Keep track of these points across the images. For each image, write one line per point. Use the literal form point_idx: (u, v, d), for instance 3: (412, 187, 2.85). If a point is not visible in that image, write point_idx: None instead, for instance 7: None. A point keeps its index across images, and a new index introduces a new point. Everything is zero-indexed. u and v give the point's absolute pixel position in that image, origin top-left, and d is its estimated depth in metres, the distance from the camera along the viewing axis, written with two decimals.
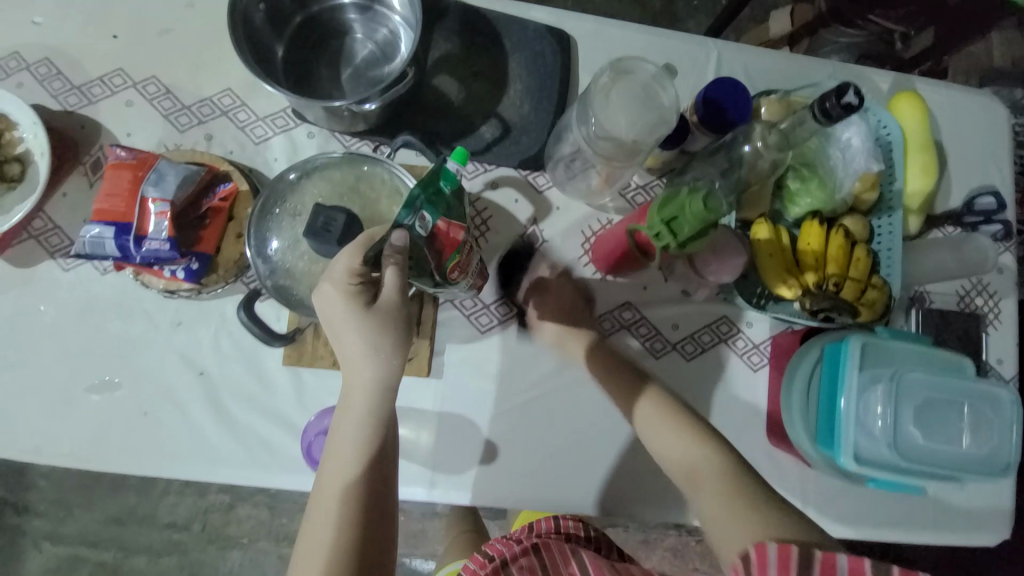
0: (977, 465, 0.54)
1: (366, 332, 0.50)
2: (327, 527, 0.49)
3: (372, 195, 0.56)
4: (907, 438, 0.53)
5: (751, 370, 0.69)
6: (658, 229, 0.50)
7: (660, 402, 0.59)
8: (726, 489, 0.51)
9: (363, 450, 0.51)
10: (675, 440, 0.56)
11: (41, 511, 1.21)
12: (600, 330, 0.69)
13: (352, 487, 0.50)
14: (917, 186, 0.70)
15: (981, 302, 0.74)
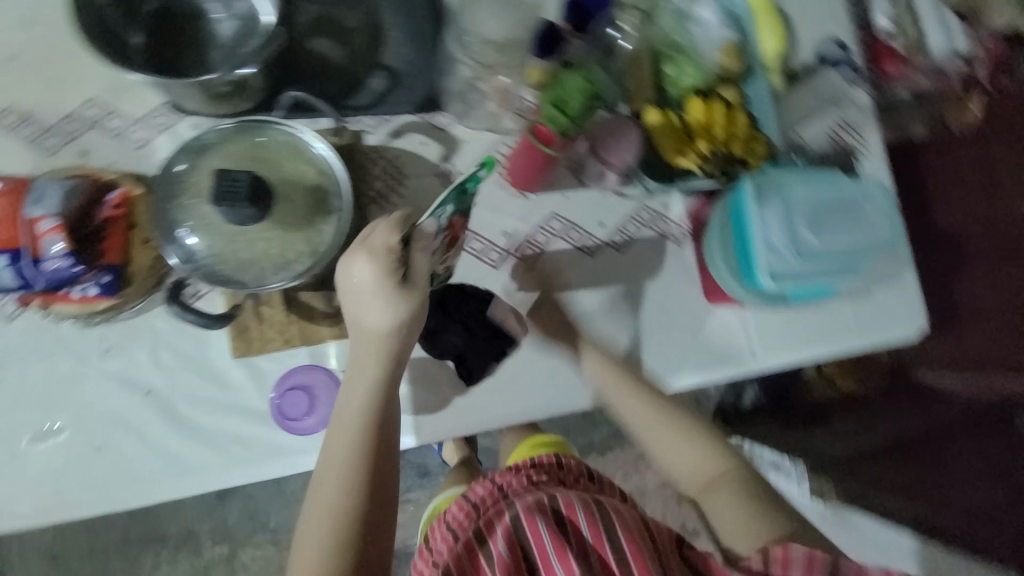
0: (860, 257, 0.65)
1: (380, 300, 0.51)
2: (335, 488, 0.54)
3: (274, 159, 0.55)
4: (806, 245, 0.63)
5: (678, 245, 0.75)
6: (552, 109, 0.63)
7: (614, 371, 0.69)
8: (712, 445, 0.72)
9: (361, 429, 0.55)
10: (685, 455, 0.72)
11: None
12: (536, 245, 0.72)
13: (352, 454, 0.55)
14: (771, 48, 0.78)
15: (850, 138, 0.84)
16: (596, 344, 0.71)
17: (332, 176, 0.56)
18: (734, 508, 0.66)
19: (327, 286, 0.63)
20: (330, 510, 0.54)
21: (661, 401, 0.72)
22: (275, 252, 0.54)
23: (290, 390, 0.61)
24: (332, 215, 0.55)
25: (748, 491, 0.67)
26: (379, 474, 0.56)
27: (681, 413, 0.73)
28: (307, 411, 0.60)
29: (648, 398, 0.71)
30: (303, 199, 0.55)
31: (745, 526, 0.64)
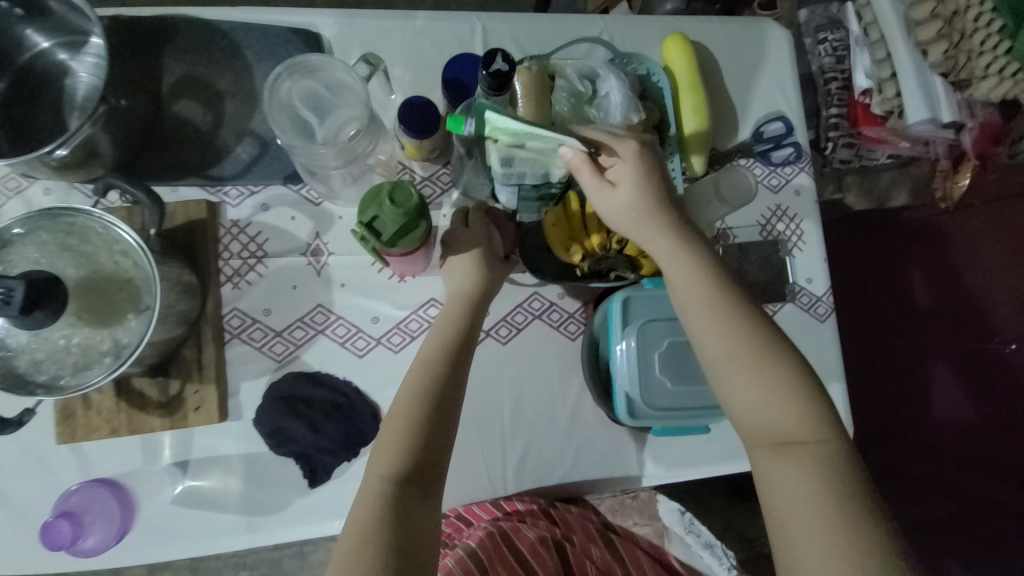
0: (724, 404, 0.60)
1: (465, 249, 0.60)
2: (396, 443, 0.50)
3: (86, 250, 0.51)
4: (662, 383, 0.60)
5: (568, 340, 0.70)
6: (358, 229, 0.47)
7: (697, 280, 0.53)
8: (806, 419, 0.50)
9: (422, 393, 0.52)
10: (769, 403, 0.50)
11: None
12: (408, 332, 0.67)
13: (428, 407, 0.51)
14: (691, 128, 0.70)
15: (783, 227, 0.76)
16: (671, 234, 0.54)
17: (146, 272, 0.51)
18: (799, 476, 0.48)
19: (164, 373, 0.60)
20: (387, 461, 0.49)
21: (741, 323, 0.52)
22: (78, 351, 0.50)
23: (66, 511, 0.57)
24: (143, 313, 0.51)
25: (829, 483, 0.47)
26: (429, 452, 0.50)
27: (771, 341, 0.52)
28: (75, 535, 0.56)
29: (726, 308, 0.52)
30: (113, 295, 0.51)
31: (820, 507, 0.47)
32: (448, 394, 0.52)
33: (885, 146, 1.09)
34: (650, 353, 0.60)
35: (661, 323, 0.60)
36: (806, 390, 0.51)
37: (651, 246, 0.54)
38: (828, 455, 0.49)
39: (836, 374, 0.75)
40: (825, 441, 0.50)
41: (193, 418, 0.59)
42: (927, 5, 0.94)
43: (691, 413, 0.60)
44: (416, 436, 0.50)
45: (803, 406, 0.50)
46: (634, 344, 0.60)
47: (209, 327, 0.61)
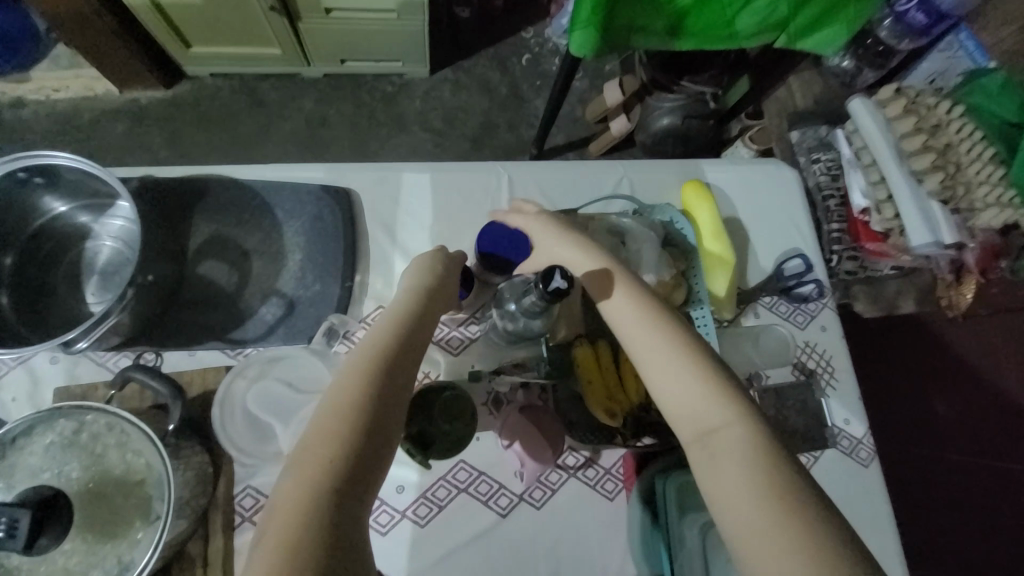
0: None
1: (405, 283, 0.55)
2: (300, 485, 0.39)
3: (97, 448, 0.47)
4: None
5: (609, 501, 0.65)
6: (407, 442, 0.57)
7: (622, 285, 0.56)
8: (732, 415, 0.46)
9: (325, 461, 0.40)
10: (689, 391, 0.48)
11: None
12: (435, 501, 0.62)
13: (317, 471, 0.40)
14: (719, 274, 0.71)
15: (814, 364, 0.76)
16: (572, 240, 0.60)
17: (160, 471, 0.47)
18: (730, 465, 0.44)
19: (164, 571, 0.53)
20: (300, 508, 0.38)
21: (640, 301, 0.54)
22: (75, 573, 0.44)
23: None
24: (153, 521, 0.46)
25: (756, 472, 0.43)
26: (339, 516, 0.38)
27: (668, 316, 0.53)
28: None
29: (619, 283, 0.56)
30: (122, 501, 0.46)
31: (762, 493, 0.42)
32: (361, 474, 0.41)
33: (887, 259, 1.12)
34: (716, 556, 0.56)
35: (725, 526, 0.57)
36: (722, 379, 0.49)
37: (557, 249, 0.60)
38: (747, 437, 0.45)
39: (889, 524, 0.70)
40: (743, 420, 0.46)
41: None
42: (918, 138, 1.05)
43: None
44: (311, 543, 0.36)
45: (708, 380, 0.48)
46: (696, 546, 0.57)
47: (218, 514, 0.55)
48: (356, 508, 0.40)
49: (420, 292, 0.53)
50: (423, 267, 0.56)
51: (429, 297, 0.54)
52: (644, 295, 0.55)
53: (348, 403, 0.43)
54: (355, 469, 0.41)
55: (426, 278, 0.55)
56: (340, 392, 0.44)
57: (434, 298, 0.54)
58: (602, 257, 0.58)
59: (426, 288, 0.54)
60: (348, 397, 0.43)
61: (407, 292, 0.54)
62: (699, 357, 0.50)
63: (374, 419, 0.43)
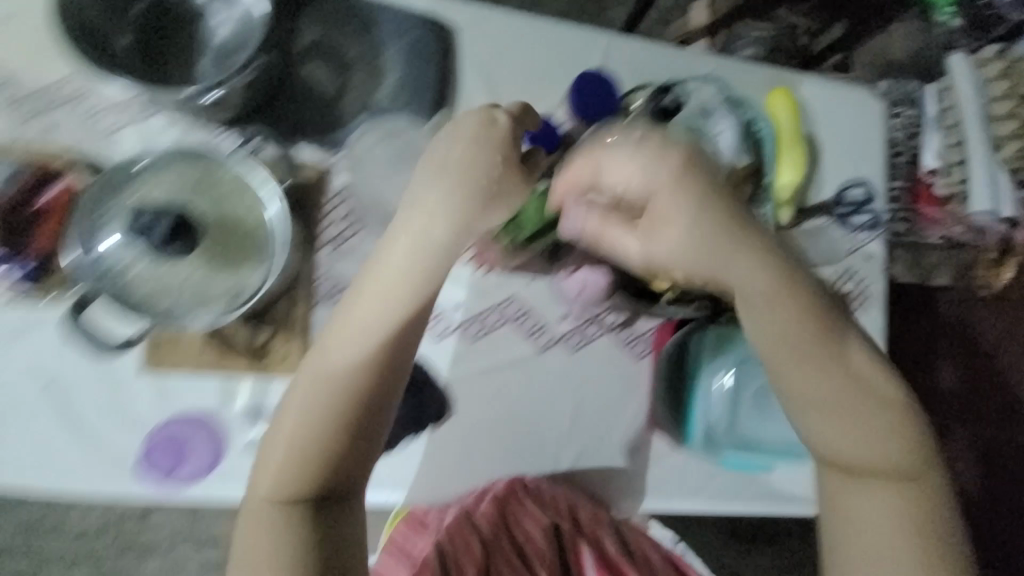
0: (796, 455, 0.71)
1: (451, 177, 0.50)
2: (324, 393, 0.49)
3: (216, 192, 0.53)
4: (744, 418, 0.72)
5: (633, 360, 0.72)
6: (509, 226, 0.64)
7: (682, 180, 0.50)
8: (843, 383, 0.53)
9: (352, 373, 0.49)
10: (863, 446, 0.53)
11: None
12: (485, 324, 0.69)
13: (331, 394, 0.49)
14: (786, 180, 0.73)
15: (849, 287, 0.79)
16: (751, 254, 0.51)
17: (269, 223, 0.53)
18: (879, 513, 0.53)
19: (256, 320, 0.61)
20: (308, 435, 0.49)
21: (795, 292, 0.52)
22: (194, 290, 0.52)
23: (166, 438, 0.60)
24: (261, 263, 0.52)
25: (903, 535, 0.52)
26: (357, 430, 0.50)
27: (812, 302, 0.53)
28: (177, 459, 0.60)
29: (767, 261, 0.51)
30: (234, 242, 0.52)
31: (902, 532, 0.52)
32: (383, 394, 0.51)
33: (937, 228, 1.11)
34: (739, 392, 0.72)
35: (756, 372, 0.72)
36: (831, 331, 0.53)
37: (724, 272, 0.51)
38: (893, 501, 0.53)
39: None
40: (901, 486, 0.53)
41: (276, 367, 0.62)
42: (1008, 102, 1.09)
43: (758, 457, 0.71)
44: (325, 444, 0.49)
45: (894, 449, 0.53)
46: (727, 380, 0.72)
47: (304, 286, 0.62)
48: (380, 409, 0.51)
49: (469, 190, 0.50)
50: (479, 147, 0.51)
51: (478, 203, 0.51)
52: (798, 280, 0.52)
53: (377, 339, 0.50)
54: (372, 392, 0.50)
55: (486, 175, 0.51)
56: (368, 322, 0.50)
57: (478, 218, 0.51)
58: (779, 271, 0.52)
59: (484, 197, 0.51)
60: (376, 333, 0.50)
61: (460, 194, 0.50)
62: (887, 429, 0.53)
63: (381, 364, 0.50)
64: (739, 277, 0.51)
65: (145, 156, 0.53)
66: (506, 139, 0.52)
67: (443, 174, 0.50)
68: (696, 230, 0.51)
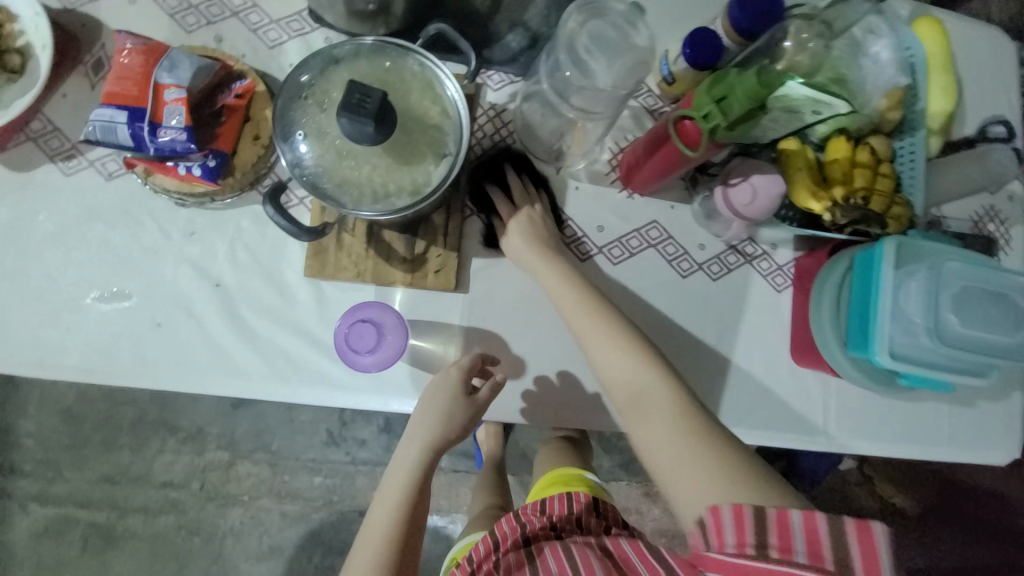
0: (1017, 354, 0.53)
1: (423, 421, 0.58)
2: None
3: (403, 87, 0.53)
4: (948, 324, 0.53)
5: (775, 292, 0.70)
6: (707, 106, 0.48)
7: (549, 256, 0.60)
8: (674, 420, 0.48)
9: None
10: (676, 450, 0.46)
11: (61, 463, 1.27)
12: (629, 248, 0.68)
13: None
14: (936, 108, 0.71)
15: (993, 228, 0.76)
16: (609, 325, 0.55)
17: (454, 120, 0.53)
18: (681, 460, 0.45)
19: (412, 232, 0.61)
20: None
21: (646, 358, 0.54)
22: (379, 182, 0.52)
23: (365, 325, 0.59)
24: (444, 158, 0.53)
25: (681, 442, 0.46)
26: None
27: (653, 360, 0.53)
28: (364, 347, 0.59)
29: (637, 358, 0.53)
30: (418, 136, 0.52)
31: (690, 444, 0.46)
32: None
33: None
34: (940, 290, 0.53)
35: (957, 264, 0.53)
36: (681, 402, 0.50)
37: (593, 336, 0.56)
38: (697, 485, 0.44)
39: (1017, 382, 0.73)
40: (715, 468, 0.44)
41: (431, 279, 0.61)
42: None
43: (975, 370, 0.53)
44: None
45: (680, 425, 0.48)
46: (917, 284, 0.53)
47: (458, 198, 0.63)
48: None
49: (446, 406, 0.58)
50: (440, 393, 0.58)
51: (446, 427, 0.58)
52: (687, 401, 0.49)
53: (377, 562, 0.51)
54: None
55: (445, 404, 0.58)
56: (368, 543, 0.53)
57: (452, 433, 0.58)
58: (638, 366, 0.53)
59: (444, 421, 0.58)
60: (376, 553, 0.52)
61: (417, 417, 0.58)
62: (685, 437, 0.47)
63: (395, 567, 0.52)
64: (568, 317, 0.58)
65: (299, 67, 0.52)
66: (463, 376, 0.58)
67: (417, 430, 0.58)
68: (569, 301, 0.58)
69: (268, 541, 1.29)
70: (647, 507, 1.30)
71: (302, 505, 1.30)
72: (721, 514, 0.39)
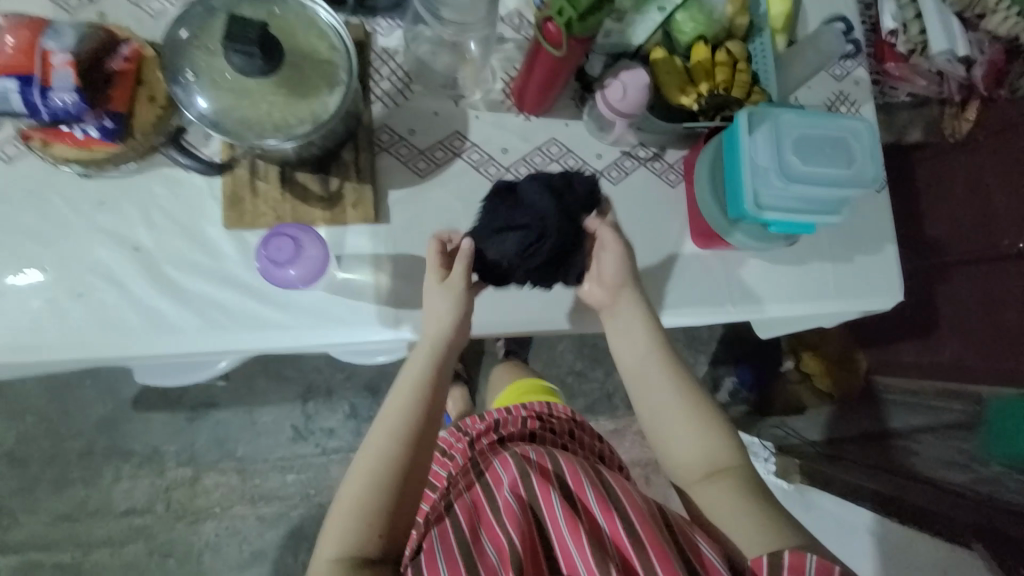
0: (854, 184, 0.62)
1: (437, 297, 0.59)
2: (366, 477, 0.52)
3: (288, 26, 0.56)
4: (796, 168, 0.62)
5: (670, 187, 0.77)
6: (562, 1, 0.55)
7: (657, 344, 0.62)
8: (740, 488, 0.55)
9: (388, 464, 0.53)
10: (726, 507, 0.54)
11: (8, 510, 1.19)
12: (533, 165, 0.73)
13: (383, 468, 0.53)
14: (779, 9, 0.81)
15: (844, 110, 0.86)
16: (673, 380, 0.60)
17: (342, 51, 0.57)
18: (733, 508, 0.54)
19: (325, 171, 0.65)
20: (358, 501, 0.51)
21: (708, 420, 0.59)
22: (279, 116, 0.55)
23: (291, 243, 0.60)
24: (338, 87, 0.56)
25: (742, 499, 0.54)
26: (406, 490, 0.53)
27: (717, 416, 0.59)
28: (283, 260, 0.60)
29: (702, 419, 0.59)
30: (310, 70, 0.56)
31: (763, 514, 0.53)
32: (414, 470, 0.54)
33: None
34: (784, 140, 0.62)
35: (795, 117, 0.63)
36: (741, 468, 0.57)
37: (656, 391, 0.60)
38: (753, 532, 0.52)
39: (887, 236, 0.83)
40: (766, 525, 0.52)
41: (351, 213, 0.65)
42: None
43: (822, 208, 0.63)
44: (379, 525, 0.51)
45: (734, 482, 0.55)
46: (767, 139, 0.62)
47: (365, 135, 0.67)
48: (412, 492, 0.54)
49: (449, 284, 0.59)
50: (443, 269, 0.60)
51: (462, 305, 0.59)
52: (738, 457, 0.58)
53: (396, 430, 0.54)
54: (417, 466, 0.55)
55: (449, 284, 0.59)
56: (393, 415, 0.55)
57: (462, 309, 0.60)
58: (700, 414, 0.59)
59: (453, 300, 0.59)
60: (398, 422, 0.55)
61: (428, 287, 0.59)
62: (744, 486, 0.55)
63: (417, 433, 0.55)
64: (638, 381, 0.61)
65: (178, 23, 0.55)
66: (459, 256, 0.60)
67: (437, 304, 0.59)
68: (660, 365, 0.61)
69: (249, 549, 1.26)
70: (619, 440, 1.37)
71: (279, 505, 1.28)
72: (785, 560, 0.48)
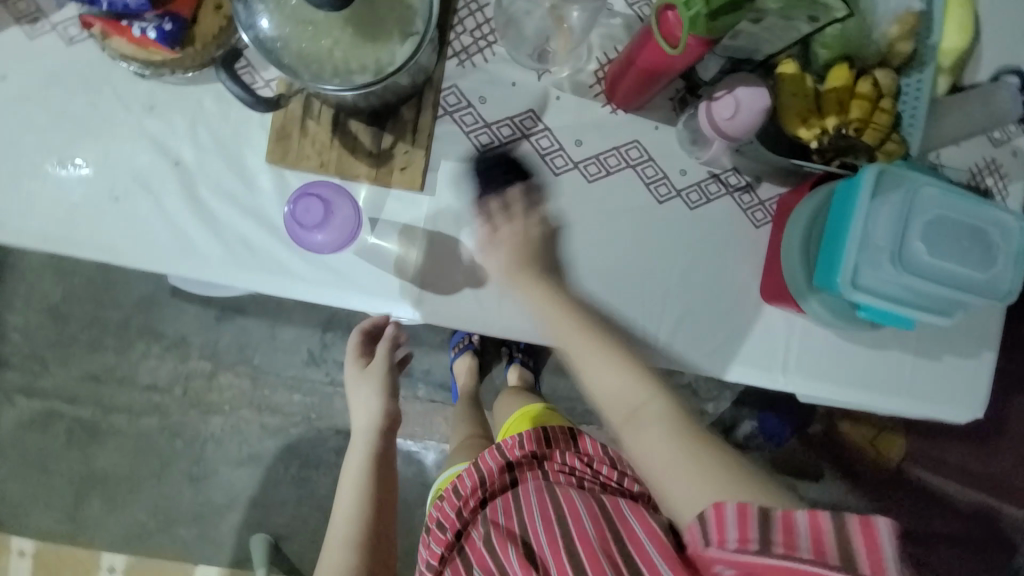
0: (980, 289, 0.52)
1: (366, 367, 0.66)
2: (349, 504, 0.60)
3: None
4: (916, 252, 0.52)
5: (752, 227, 0.67)
6: None
7: (539, 279, 0.57)
8: (674, 431, 0.47)
9: (359, 493, 0.61)
10: (662, 457, 0.46)
11: (50, 356, 1.30)
12: (605, 166, 0.65)
13: (355, 502, 0.60)
14: (952, 44, 0.66)
15: (992, 182, 0.71)
16: (557, 315, 0.56)
17: None
18: (667, 458, 0.46)
19: (380, 125, 0.60)
20: (344, 531, 0.58)
21: (624, 361, 0.52)
22: (340, 58, 0.49)
23: (320, 201, 0.58)
24: (410, 37, 0.50)
25: (679, 446, 0.46)
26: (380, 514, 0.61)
27: (618, 353, 0.53)
28: (312, 217, 0.58)
29: (607, 357, 0.53)
30: (384, 11, 0.49)
31: (700, 459, 0.45)
32: (385, 491, 0.62)
33: None
34: (912, 216, 0.51)
35: (935, 193, 0.52)
36: (672, 409, 0.49)
37: (568, 340, 0.55)
38: (693, 483, 0.44)
39: (991, 341, 0.70)
40: (708, 476, 0.44)
41: (397, 176, 0.60)
42: None
43: (932, 307, 0.53)
44: (360, 547, 0.58)
45: (668, 430, 0.47)
46: (892, 208, 0.52)
47: (431, 95, 0.61)
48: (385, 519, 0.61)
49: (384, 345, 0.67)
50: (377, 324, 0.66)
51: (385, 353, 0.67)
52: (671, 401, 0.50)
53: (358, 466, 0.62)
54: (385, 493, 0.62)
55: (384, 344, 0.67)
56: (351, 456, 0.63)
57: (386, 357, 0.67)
58: (618, 359, 0.53)
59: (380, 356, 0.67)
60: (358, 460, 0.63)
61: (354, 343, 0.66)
62: (682, 432, 0.47)
63: (376, 463, 0.63)
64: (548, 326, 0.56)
65: None
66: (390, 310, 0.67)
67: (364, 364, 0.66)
68: (558, 319, 0.56)
69: (247, 450, 1.34)
70: None
71: (281, 419, 1.34)
72: (725, 510, 0.39)
